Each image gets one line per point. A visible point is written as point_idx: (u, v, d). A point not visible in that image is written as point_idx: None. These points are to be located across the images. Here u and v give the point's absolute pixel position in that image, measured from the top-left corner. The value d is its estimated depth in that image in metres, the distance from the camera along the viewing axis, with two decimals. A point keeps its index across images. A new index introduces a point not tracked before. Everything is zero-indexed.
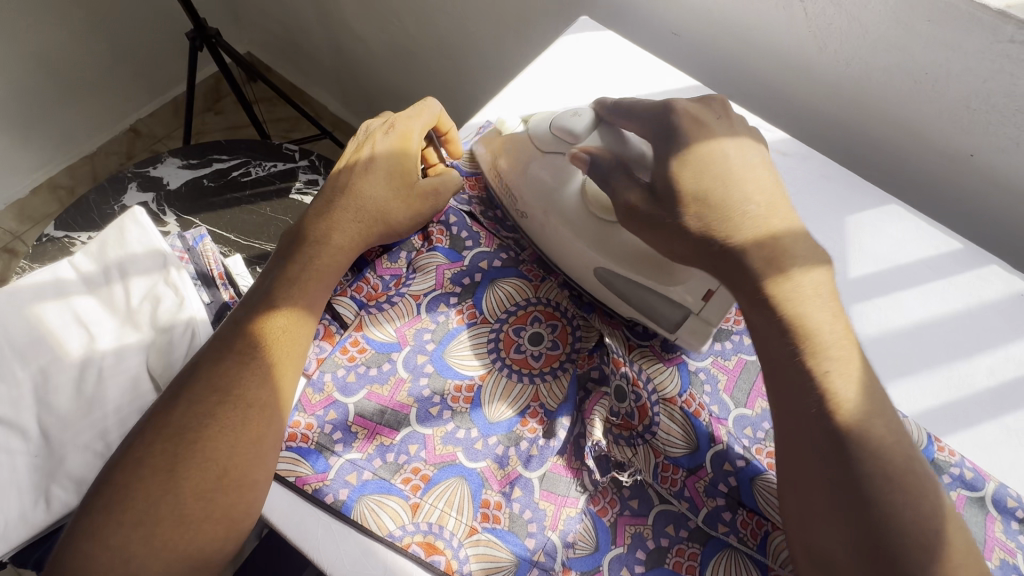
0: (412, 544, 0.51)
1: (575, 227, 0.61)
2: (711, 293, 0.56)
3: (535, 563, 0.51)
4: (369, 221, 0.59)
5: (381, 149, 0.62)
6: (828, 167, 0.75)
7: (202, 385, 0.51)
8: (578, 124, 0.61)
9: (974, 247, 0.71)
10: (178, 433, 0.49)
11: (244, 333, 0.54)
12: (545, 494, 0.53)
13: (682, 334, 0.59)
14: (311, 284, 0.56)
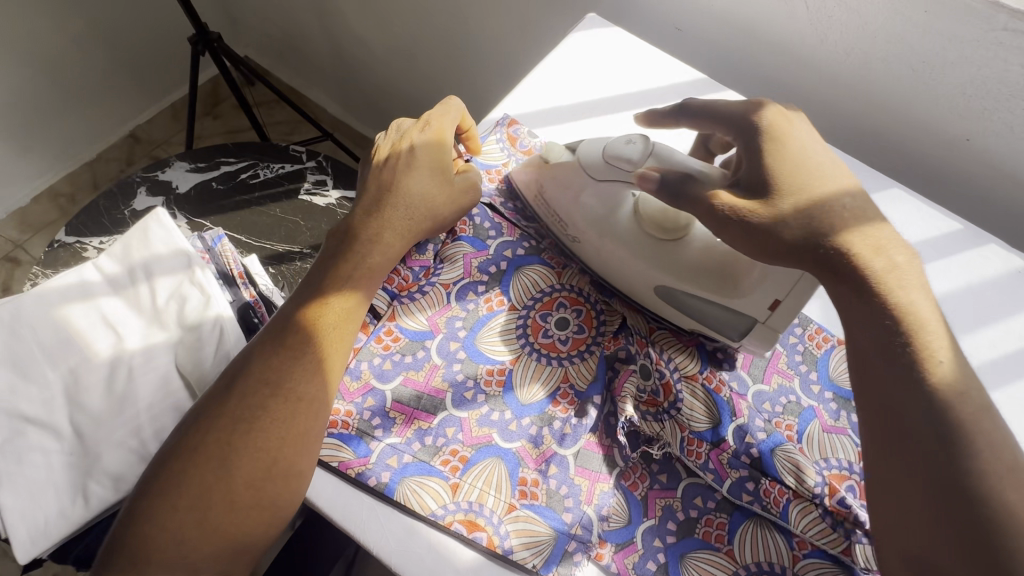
0: (454, 522, 0.53)
1: (636, 249, 0.62)
2: (779, 304, 0.56)
3: (573, 536, 0.53)
4: (419, 216, 0.61)
5: (419, 145, 0.63)
6: None
7: (254, 379, 0.53)
8: (634, 151, 0.60)
9: (972, 228, 0.74)
10: (230, 424, 0.51)
11: (288, 327, 0.55)
12: (580, 470, 0.55)
13: (746, 341, 0.60)
14: (361, 280, 0.58)
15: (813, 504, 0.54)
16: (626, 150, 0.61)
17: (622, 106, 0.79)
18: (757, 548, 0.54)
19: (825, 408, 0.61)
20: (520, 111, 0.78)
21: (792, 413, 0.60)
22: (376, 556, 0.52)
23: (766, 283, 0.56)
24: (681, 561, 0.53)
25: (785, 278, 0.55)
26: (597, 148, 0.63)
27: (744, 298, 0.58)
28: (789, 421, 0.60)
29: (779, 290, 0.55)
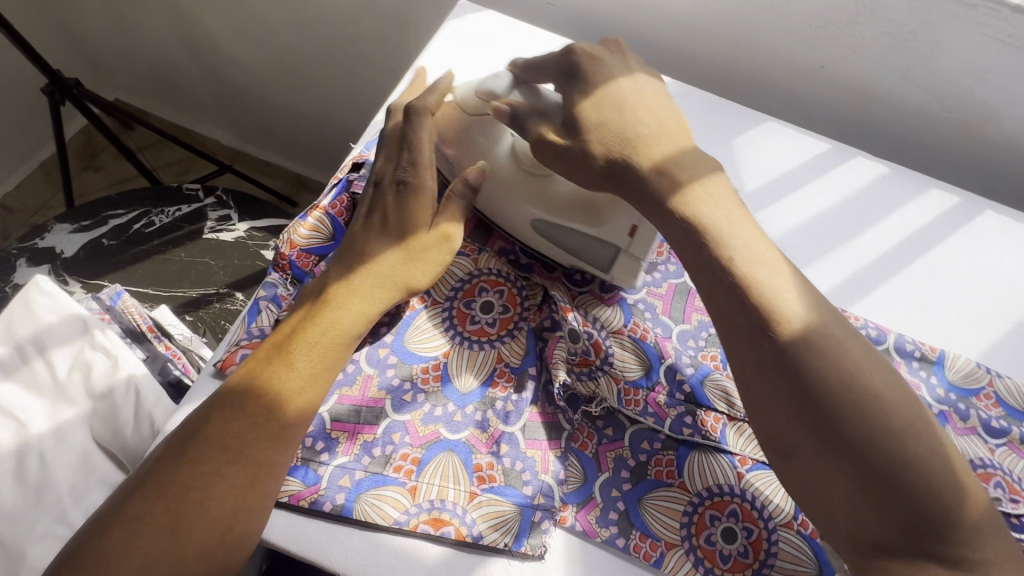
0: (420, 524, 0.52)
1: (507, 186, 0.63)
2: (637, 229, 0.58)
3: (537, 506, 0.54)
4: (388, 286, 0.57)
5: (397, 208, 0.60)
6: (708, 100, 0.83)
7: (210, 442, 0.49)
8: (499, 85, 0.60)
9: (840, 146, 0.82)
10: (179, 489, 0.47)
11: (255, 388, 0.51)
12: (530, 443, 0.56)
13: (616, 274, 0.62)
14: (335, 344, 0.54)
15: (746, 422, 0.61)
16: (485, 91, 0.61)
17: None
18: (705, 474, 0.58)
19: None
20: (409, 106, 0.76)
21: (714, 344, 0.65)
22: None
23: (621, 211, 0.58)
24: (640, 504, 0.56)
25: (633, 208, 0.57)
26: (471, 87, 0.63)
27: (603, 227, 0.59)
28: (713, 352, 0.64)
29: (633, 214, 0.58)
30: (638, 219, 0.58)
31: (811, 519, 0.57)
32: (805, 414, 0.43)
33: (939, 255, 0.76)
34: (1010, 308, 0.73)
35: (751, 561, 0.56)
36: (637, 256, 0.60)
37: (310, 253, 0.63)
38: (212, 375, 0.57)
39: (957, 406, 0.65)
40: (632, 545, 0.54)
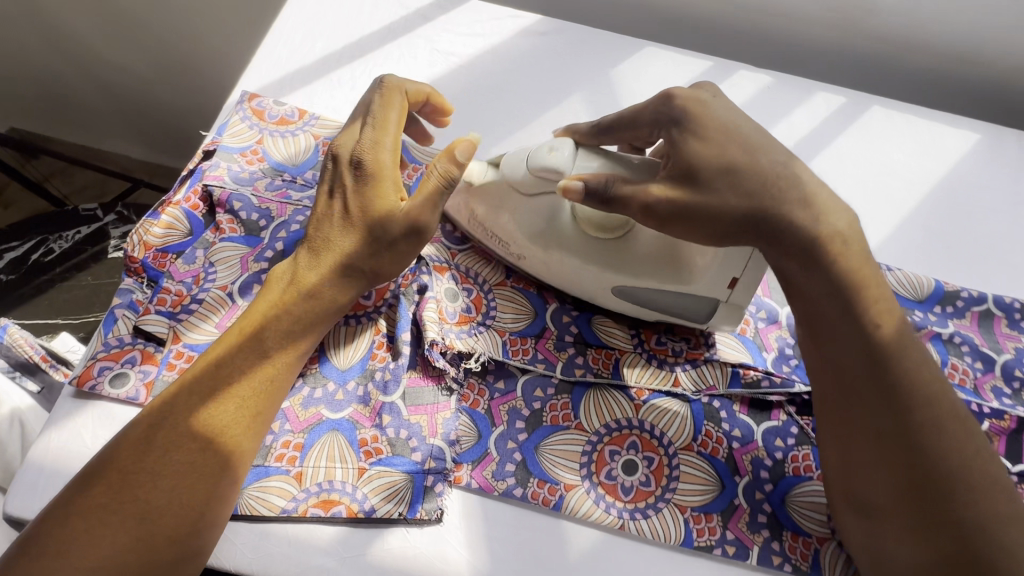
0: (309, 508, 0.51)
1: (580, 256, 0.57)
2: (737, 281, 0.55)
3: (428, 470, 0.53)
4: (356, 272, 0.53)
5: (356, 184, 0.53)
6: (583, 34, 0.80)
7: (179, 430, 0.46)
8: (562, 159, 0.53)
9: (722, 62, 0.80)
10: (150, 476, 0.45)
11: (227, 372, 0.49)
12: (414, 409, 0.55)
13: (715, 321, 0.59)
14: (304, 327, 0.52)
15: (637, 354, 0.61)
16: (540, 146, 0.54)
17: (370, 48, 0.75)
18: (601, 411, 0.58)
19: None
20: (262, 81, 0.71)
21: None
22: (235, 572, 0.50)
23: (716, 266, 0.54)
24: (536, 452, 0.56)
25: (733, 261, 0.54)
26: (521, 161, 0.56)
27: (698, 282, 0.55)
28: None
29: (735, 267, 0.54)
30: (745, 267, 0.54)
31: (710, 438, 0.57)
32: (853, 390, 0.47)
33: (827, 157, 0.75)
34: (900, 201, 0.73)
35: (652, 489, 0.55)
36: (739, 305, 0.57)
37: (167, 252, 0.59)
38: (73, 395, 0.54)
39: None
40: (530, 493, 0.54)
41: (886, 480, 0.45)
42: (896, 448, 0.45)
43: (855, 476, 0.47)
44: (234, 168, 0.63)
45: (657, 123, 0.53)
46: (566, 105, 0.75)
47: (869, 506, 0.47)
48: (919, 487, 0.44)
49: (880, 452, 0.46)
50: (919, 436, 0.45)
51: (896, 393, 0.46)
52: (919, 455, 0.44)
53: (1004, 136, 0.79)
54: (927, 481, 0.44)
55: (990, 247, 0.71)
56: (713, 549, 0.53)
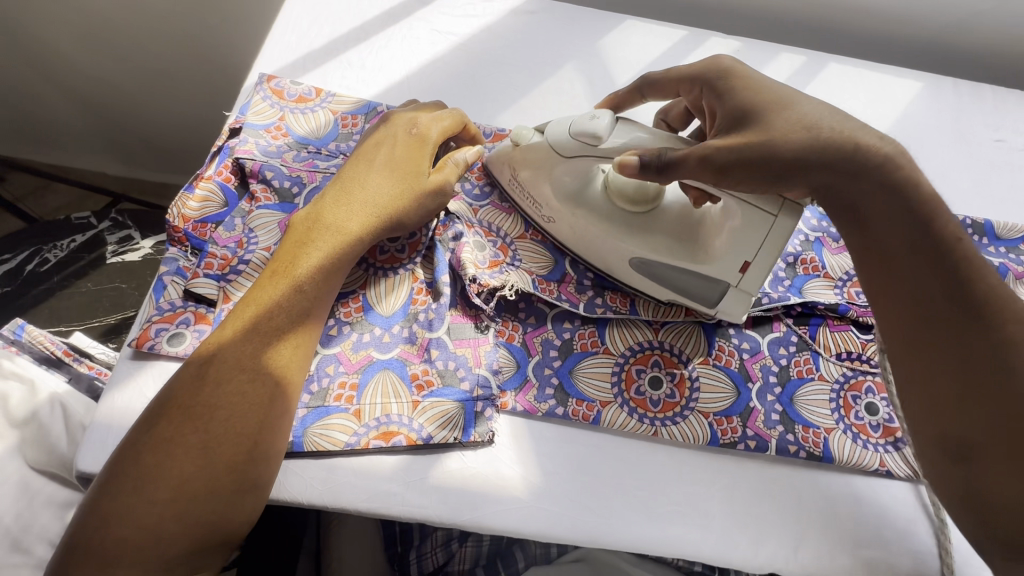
0: (371, 440, 0.55)
1: (603, 220, 0.63)
2: (749, 266, 0.57)
3: (477, 398, 0.57)
4: (381, 215, 0.58)
5: (398, 148, 0.62)
6: (569, 11, 0.87)
7: (229, 365, 0.50)
8: (602, 127, 0.57)
9: (695, 30, 0.88)
10: (207, 408, 0.48)
11: (267, 311, 0.52)
12: (459, 343, 0.60)
13: (724, 307, 0.62)
14: (332, 271, 0.56)
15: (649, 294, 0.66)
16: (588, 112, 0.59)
17: (374, 31, 0.80)
18: (626, 337, 0.64)
19: None
20: (276, 65, 0.75)
21: None
22: (306, 505, 0.53)
23: (733, 248, 0.57)
24: (572, 376, 0.61)
25: (749, 244, 0.56)
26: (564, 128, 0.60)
27: (712, 264, 0.59)
28: None
29: (749, 251, 0.56)
30: (756, 251, 0.56)
31: (723, 352, 0.64)
32: (928, 321, 0.50)
33: None
34: None
35: (678, 400, 0.61)
36: (747, 291, 0.59)
37: (207, 222, 0.62)
38: (131, 357, 0.56)
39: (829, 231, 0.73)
40: (571, 411, 0.59)
41: (984, 418, 0.47)
42: (992, 380, 0.47)
43: (943, 407, 0.48)
44: (262, 142, 0.67)
45: (707, 77, 0.60)
46: (561, 74, 0.81)
47: (966, 448, 0.47)
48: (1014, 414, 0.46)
49: (961, 381, 0.48)
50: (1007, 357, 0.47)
51: (974, 332, 0.48)
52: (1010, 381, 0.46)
53: (942, 84, 0.90)
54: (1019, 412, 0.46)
55: (940, 176, 0.81)
56: (736, 445, 0.60)
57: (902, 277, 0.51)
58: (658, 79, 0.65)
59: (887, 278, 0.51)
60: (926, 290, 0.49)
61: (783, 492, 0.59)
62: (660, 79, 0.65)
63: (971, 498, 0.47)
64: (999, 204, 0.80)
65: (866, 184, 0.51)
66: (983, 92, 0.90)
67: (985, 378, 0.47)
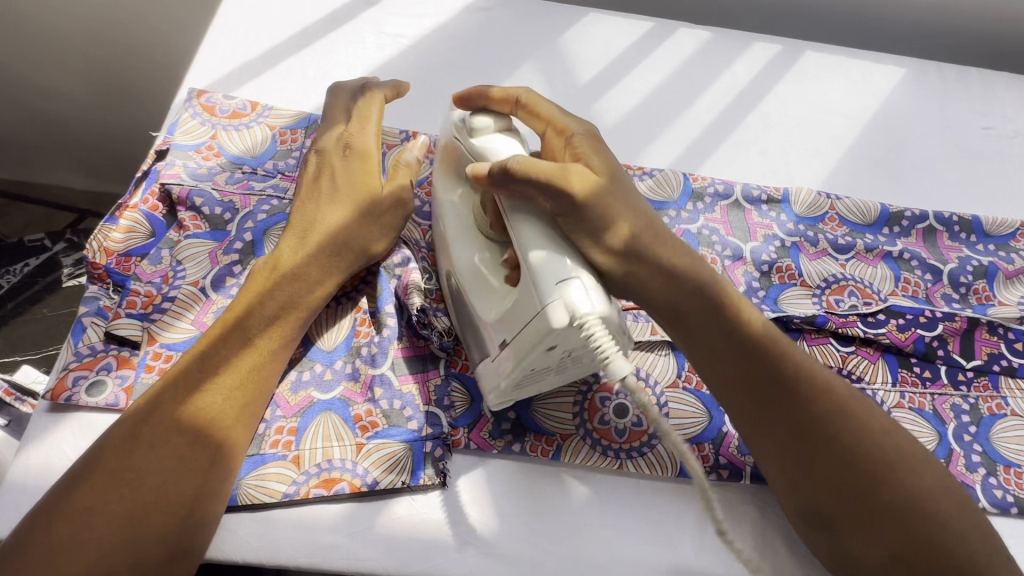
0: (311, 489, 0.51)
1: (458, 225, 0.56)
2: (507, 346, 0.48)
3: (426, 437, 0.53)
4: (347, 251, 0.55)
5: (340, 173, 0.57)
6: (527, 5, 0.82)
7: (165, 425, 0.45)
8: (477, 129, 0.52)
9: (662, 21, 0.83)
10: (138, 472, 0.43)
11: (212, 366, 0.48)
12: (405, 379, 0.55)
13: (480, 373, 0.53)
14: (290, 316, 0.52)
15: None
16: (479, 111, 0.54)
17: (316, 35, 0.75)
18: None
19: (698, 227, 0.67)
20: (208, 78, 0.69)
21: None
22: (243, 563, 0.49)
23: (504, 317, 0.48)
24: (530, 408, 0.56)
25: (508, 323, 0.47)
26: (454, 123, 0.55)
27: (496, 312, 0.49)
28: None
29: (506, 330, 0.48)
30: (516, 333, 0.46)
31: (694, 373, 0.60)
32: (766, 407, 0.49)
33: (770, 104, 0.79)
34: (841, 135, 0.78)
35: (645, 428, 0.57)
36: (501, 373, 0.50)
37: (131, 256, 0.58)
38: (48, 409, 0.52)
39: (807, 235, 0.68)
40: (529, 446, 0.55)
41: (836, 492, 0.47)
42: (833, 462, 0.47)
43: (802, 484, 0.48)
44: (191, 165, 0.62)
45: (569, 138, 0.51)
46: (518, 74, 0.76)
47: (825, 518, 0.47)
48: (861, 487, 0.46)
49: (807, 459, 0.48)
50: (839, 423, 0.48)
51: (798, 411, 0.48)
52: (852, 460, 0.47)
53: (926, 69, 0.84)
54: (865, 482, 0.46)
55: (925, 169, 0.76)
56: (708, 474, 0.56)
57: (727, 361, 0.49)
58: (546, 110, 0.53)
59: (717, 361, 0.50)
60: (757, 377, 0.49)
61: (760, 524, 0.55)
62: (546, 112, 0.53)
63: (843, 559, 0.47)
64: (989, 197, 0.75)
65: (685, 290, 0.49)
66: (969, 75, 0.84)
67: (816, 450, 0.47)
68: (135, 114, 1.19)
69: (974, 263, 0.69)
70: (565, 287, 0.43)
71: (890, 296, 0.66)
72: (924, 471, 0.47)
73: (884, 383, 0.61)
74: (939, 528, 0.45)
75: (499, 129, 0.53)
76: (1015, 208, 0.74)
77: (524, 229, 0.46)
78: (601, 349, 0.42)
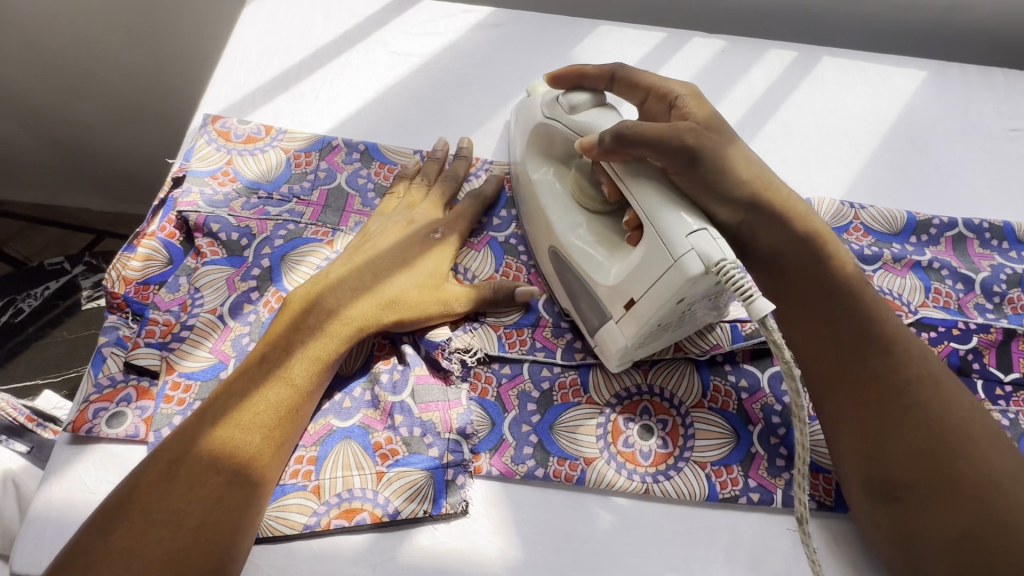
0: (332, 520, 0.50)
1: (560, 196, 0.59)
2: (633, 303, 0.49)
3: (447, 464, 0.52)
4: (389, 321, 0.54)
5: (400, 251, 0.58)
6: (538, 20, 0.81)
7: (203, 464, 0.45)
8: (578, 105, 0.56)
9: (675, 31, 0.82)
10: (177, 514, 0.42)
11: (250, 406, 0.48)
12: (424, 406, 0.54)
13: (598, 338, 0.55)
14: (326, 358, 0.52)
15: None
16: (577, 86, 0.59)
17: (327, 58, 0.75)
18: (610, 382, 0.58)
19: None
20: (222, 104, 0.70)
21: None
22: None
23: (628, 274, 0.49)
24: (552, 431, 0.55)
25: (637, 278, 0.48)
26: (550, 100, 0.60)
27: (617, 273, 0.51)
28: None
29: (635, 288, 0.49)
30: (645, 290, 0.48)
31: (719, 393, 0.58)
32: (845, 352, 0.52)
33: (788, 112, 0.77)
34: (863, 142, 0.76)
35: (670, 450, 0.56)
36: (623, 331, 0.51)
37: (149, 284, 0.58)
38: (69, 442, 0.52)
39: None
40: (552, 471, 0.54)
41: (912, 457, 0.47)
42: (910, 416, 0.48)
43: (875, 448, 0.48)
44: (207, 191, 0.62)
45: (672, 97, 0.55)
46: (530, 90, 0.75)
47: (892, 486, 0.47)
48: (937, 445, 0.46)
49: (881, 410, 0.49)
50: (918, 396, 0.49)
51: (883, 369, 0.50)
52: (925, 418, 0.48)
53: (948, 71, 0.82)
54: (941, 455, 0.46)
55: (951, 175, 0.74)
56: (738, 499, 0.54)
57: (817, 309, 0.53)
58: (633, 70, 0.57)
59: (805, 311, 0.54)
60: (846, 332, 0.52)
61: (792, 549, 0.53)
62: (639, 73, 0.57)
63: (902, 537, 0.46)
64: (1019, 202, 0.73)
65: (785, 238, 0.54)
66: (993, 76, 0.82)
67: (896, 411, 0.49)
68: (152, 134, 1.20)
69: (1007, 271, 0.66)
70: (696, 238, 0.44)
71: (921, 307, 0.64)
72: (1000, 452, 0.46)
73: None
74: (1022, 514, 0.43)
75: (595, 103, 0.56)
76: None
77: (645, 191, 0.48)
78: (742, 289, 0.42)
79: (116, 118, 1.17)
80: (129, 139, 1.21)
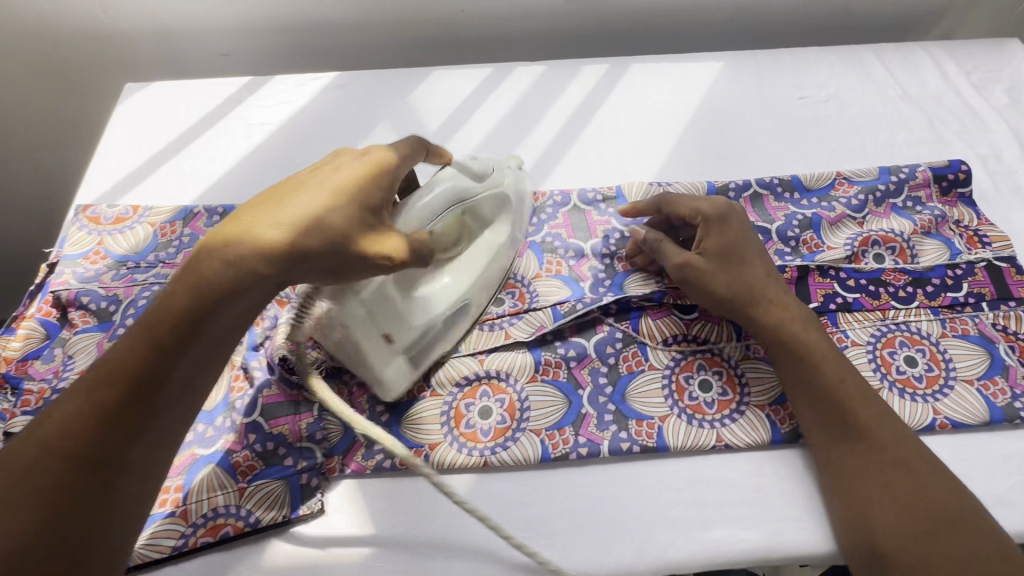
0: (199, 538, 0.55)
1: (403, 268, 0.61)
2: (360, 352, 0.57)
3: (301, 470, 0.58)
4: (286, 243, 0.45)
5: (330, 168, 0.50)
6: (379, 74, 0.92)
7: (59, 438, 0.41)
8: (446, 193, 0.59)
9: (499, 65, 0.94)
10: (20, 505, 0.39)
11: (122, 374, 0.43)
12: (275, 423, 0.59)
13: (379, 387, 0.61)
14: (207, 310, 0.44)
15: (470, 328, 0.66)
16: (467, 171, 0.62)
17: (191, 138, 0.85)
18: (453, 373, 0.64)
19: (545, 240, 0.74)
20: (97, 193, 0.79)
21: None
22: None
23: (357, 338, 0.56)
24: (400, 426, 0.62)
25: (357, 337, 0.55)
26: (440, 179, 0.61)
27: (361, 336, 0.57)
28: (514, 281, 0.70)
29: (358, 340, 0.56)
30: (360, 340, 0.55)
31: (550, 365, 0.64)
32: (808, 378, 0.58)
33: (603, 115, 0.88)
34: (669, 129, 0.86)
35: (508, 424, 0.61)
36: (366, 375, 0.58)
37: (28, 360, 0.64)
38: None
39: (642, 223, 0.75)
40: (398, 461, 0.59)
41: (872, 466, 0.53)
42: (869, 438, 0.55)
43: (846, 459, 0.55)
44: (79, 271, 0.70)
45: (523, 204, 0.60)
46: (372, 135, 0.85)
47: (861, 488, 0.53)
48: (887, 463, 0.53)
49: (845, 428, 0.56)
50: (871, 420, 0.55)
51: (852, 393, 0.57)
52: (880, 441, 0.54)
53: (741, 58, 0.94)
54: (897, 474, 0.52)
55: (749, 143, 0.84)
56: (569, 455, 0.60)
57: (789, 341, 0.60)
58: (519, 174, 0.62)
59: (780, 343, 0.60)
60: (812, 351, 0.59)
61: (624, 492, 0.59)
62: None
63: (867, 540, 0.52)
64: (808, 158, 0.83)
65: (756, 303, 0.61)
66: (781, 55, 0.94)
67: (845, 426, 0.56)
68: None
69: (799, 217, 0.75)
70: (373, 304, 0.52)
71: None
72: (926, 462, 0.53)
73: (729, 340, 0.66)
74: (955, 514, 0.50)
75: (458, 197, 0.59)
76: (832, 163, 0.82)
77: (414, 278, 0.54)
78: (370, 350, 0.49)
79: (5, 215, 1.15)
80: (22, 234, 1.18)
